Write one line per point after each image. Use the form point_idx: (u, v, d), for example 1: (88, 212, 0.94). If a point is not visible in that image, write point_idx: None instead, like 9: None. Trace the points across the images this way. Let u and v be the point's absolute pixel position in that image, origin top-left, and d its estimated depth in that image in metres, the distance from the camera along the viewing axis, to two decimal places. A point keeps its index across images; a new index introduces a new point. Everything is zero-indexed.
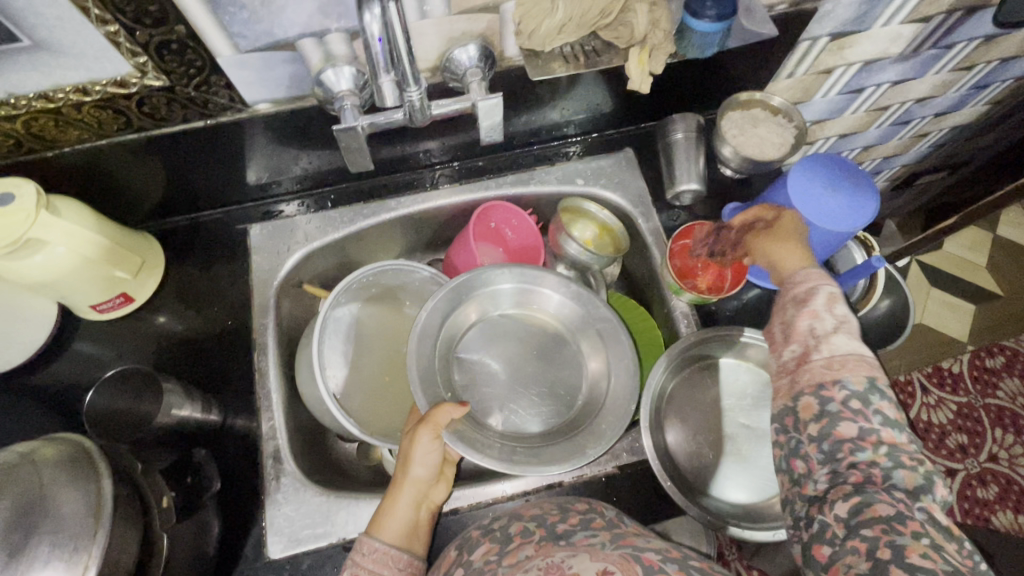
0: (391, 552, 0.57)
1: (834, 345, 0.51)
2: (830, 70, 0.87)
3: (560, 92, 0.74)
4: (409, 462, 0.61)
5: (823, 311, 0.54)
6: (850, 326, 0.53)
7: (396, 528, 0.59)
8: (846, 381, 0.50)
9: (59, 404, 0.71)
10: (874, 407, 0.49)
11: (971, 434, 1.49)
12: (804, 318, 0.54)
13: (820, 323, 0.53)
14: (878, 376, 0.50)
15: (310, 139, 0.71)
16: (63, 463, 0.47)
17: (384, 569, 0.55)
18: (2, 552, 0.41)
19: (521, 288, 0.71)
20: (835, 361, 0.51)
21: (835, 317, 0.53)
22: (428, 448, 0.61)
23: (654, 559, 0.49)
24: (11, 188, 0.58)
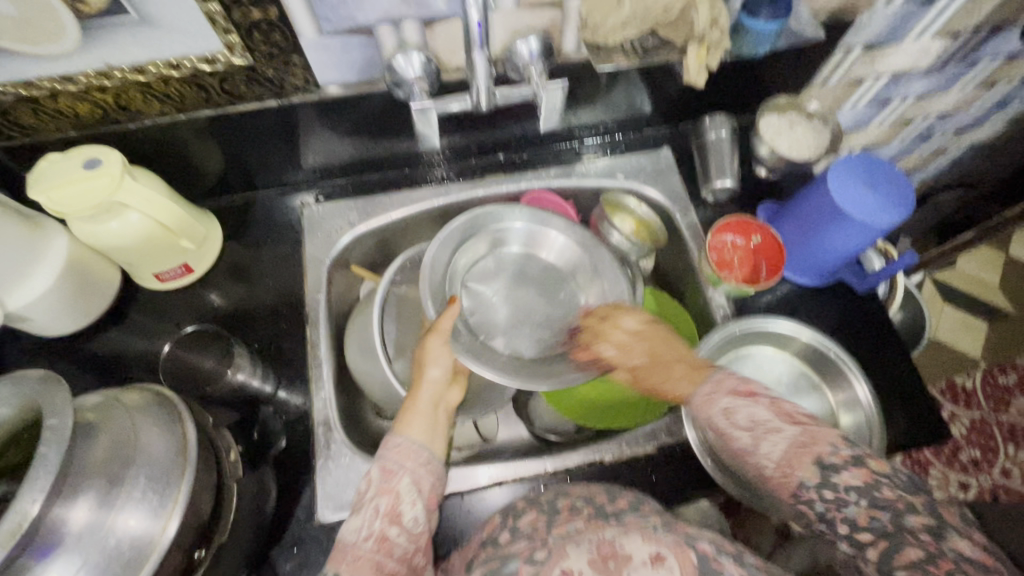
0: (413, 446, 0.56)
1: (768, 441, 0.52)
2: (860, 80, 0.91)
3: (608, 89, 0.78)
4: (422, 365, 0.63)
5: (751, 404, 0.54)
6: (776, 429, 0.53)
7: (420, 426, 0.58)
8: (803, 480, 0.50)
9: (115, 370, 0.73)
10: (837, 483, 0.49)
11: (984, 449, 1.51)
12: (743, 412, 0.54)
13: (753, 414, 0.53)
14: (823, 453, 0.50)
15: (371, 125, 0.75)
16: (147, 406, 0.49)
17: (408, 461, 0.55)
18: (103, 481, 0.43)
19: (528, 227, 0.76)
20: (782, 459, 0.52)
21: (746, 425, 0.53)
22: (441, 348, 0.63)
23: (709, 549, 0.49)
24: (99, 155, 0.61)
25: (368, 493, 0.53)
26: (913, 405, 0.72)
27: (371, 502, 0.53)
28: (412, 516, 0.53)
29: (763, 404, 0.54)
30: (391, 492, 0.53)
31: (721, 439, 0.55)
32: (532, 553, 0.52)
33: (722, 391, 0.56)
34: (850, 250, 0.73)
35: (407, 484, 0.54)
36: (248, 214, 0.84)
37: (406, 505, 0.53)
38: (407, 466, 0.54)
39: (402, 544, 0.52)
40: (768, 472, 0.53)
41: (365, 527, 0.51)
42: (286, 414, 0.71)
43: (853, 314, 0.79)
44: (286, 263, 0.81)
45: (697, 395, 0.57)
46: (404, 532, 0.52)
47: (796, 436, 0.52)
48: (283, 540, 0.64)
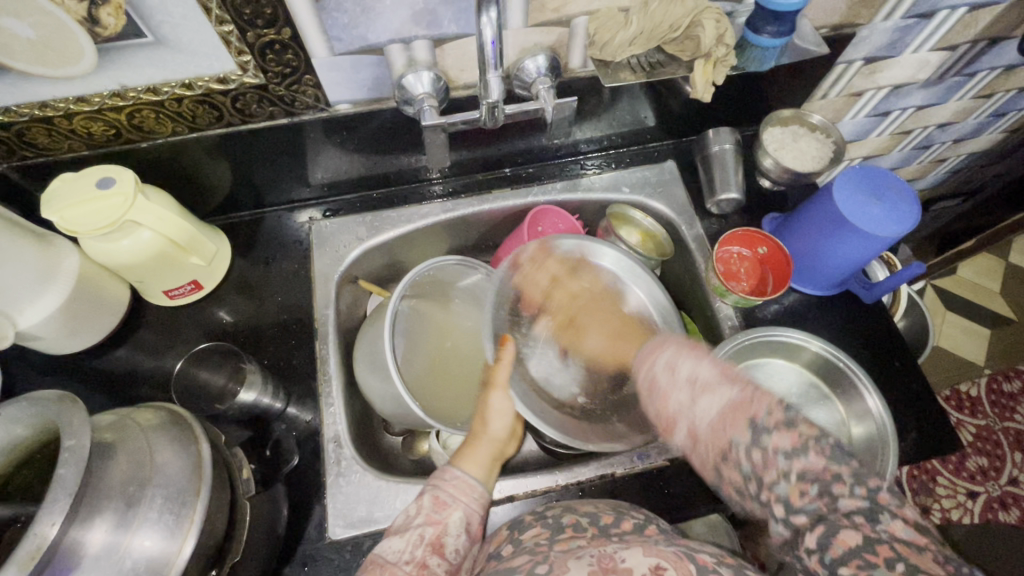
0: (469, 481, 0.59)
1: (702, 409, 0.54)
2: (860, 93, 0.92)
3: (613, 104, 0.79)
4: (484, 419, 0.66)
5: (693, 359, 0.57)
6: (704, 382, 0.54)
7: (479, 464, 0.62)
8: (736, 438, 0.51)
9: (125, 387, 0.73)
10: (767, 446, 0.49)
11: (990, 457, 1.50)
12: (671, 376, 0.57)
13: (694, 369, 0.56)
14: (756, 415, 0.51)
15: (380, 141, 0.76)
16: (161, 425, 0.49)
17: (462, 496, 0.57)
18: (120, 501, 0.43)
19: (583, 247, 0.76)
20: (713, 422, 0.53)
21: (684, 383, 0.56)
22: (504, 402, 0.67)
23: (708, 560, 0.48)
24: (112, 174, 0.62)
25: (416, 520, 0.55)
26: (923, 415, 0.73)
27: (417, 528, 0.54)
28: (454, 547, 0.55)
29: (694, 363, 0.56)
30: (440, 523, 0.55)
31: (660, 396, 0.58)
32: (533, 567, 0.51)
33: (668, 348, 0.60)
34: (858, 261, 0.74)
35: (457, 518, 0.56)
36: (257, 230, 0.84)
37: (451, 537, 0.55)
38: (458, 500, 0.57)
39: (440, 573, 0.53)
40: (704, 435, 0.54)
41: (405, 550, 0.53)
42: (297, 431, 0.71)
43: (860, 324, 0.80)
44: (295, 279, 0.81)
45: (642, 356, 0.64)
46: (444, 563, 0.54)
47: (735, 396, 0.53)
48: (294, 558, 0.63)
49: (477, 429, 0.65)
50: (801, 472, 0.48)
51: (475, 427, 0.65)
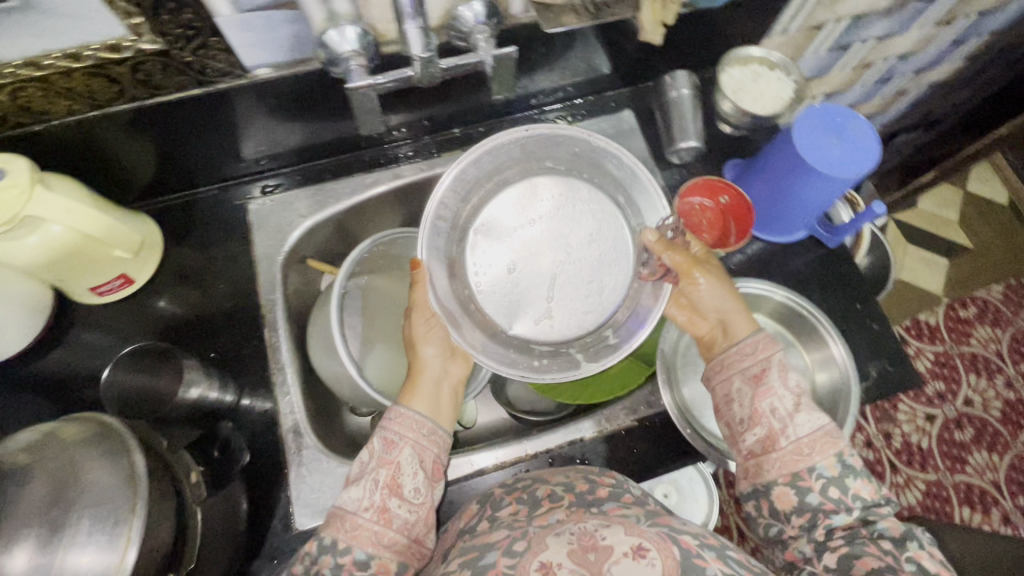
0: (418, 419, 0.60)
1: (798, 425, 0.59)
2: (820, 26, 0.88)
3: (562, 51, 0.73)
4: (415, 345, 0.66)
5: (784, 370, 0.61)
6: (803, 395, 0.60)
7: (424, 399, 0.62)
8: (818, 463, 0.57)
9: (62, 393, 0.68)
10: (851, 464, 0.58)
11: (947, 381, 1.57)
12: (764, 399, 0.60)
13: (797, 381, 0.61)
14: (842, 446, 0.58)
15: (311, 107, 0.69)
16: (89, 440, 0.45)
17: (408, 433, 0.59)
18: (43, 527, 0.40)
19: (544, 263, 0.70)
20: (809, 439, 0.58)
21: (790, 393, 0.60)
22: (426, 328, 0.66)
23: (690, 542, 0.49)
24: (1, 163, 0.55)
25: (370, 464, 0.57)
26: (883, 354, 0.74)
27: (372, 473, 0.57)
28: (412, 487, 0.57)
29: (798, 377, 0.62)
30: (393, 464, 0.57)
31: (756, 395, 0.60)
32: (511, 544, 0.50)
33: (745, 361, 0.62)
34: (819, 205, 0.72)
35: (408, 456, 0.58)
36: (191, 213, 0.78)
37: (406, 476, 0.57)
38: (406, 437, 0.59)
39: (402, 514, 0.56)
40: (787, 443, 0.58)
41: (365, 497, 0.56)
42: (253, 423, 0.68)
43: (822, 268, 0.79)
44: (238, 263, 0.76)
45: (751, 341, 0.63)
46: (405, 504, 0.56)
47: (825, 423, 0.59)
48: (262, 551, 0.62)
49: (413, 369, 0.64)
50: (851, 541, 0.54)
51: (415, 364, 0.65)
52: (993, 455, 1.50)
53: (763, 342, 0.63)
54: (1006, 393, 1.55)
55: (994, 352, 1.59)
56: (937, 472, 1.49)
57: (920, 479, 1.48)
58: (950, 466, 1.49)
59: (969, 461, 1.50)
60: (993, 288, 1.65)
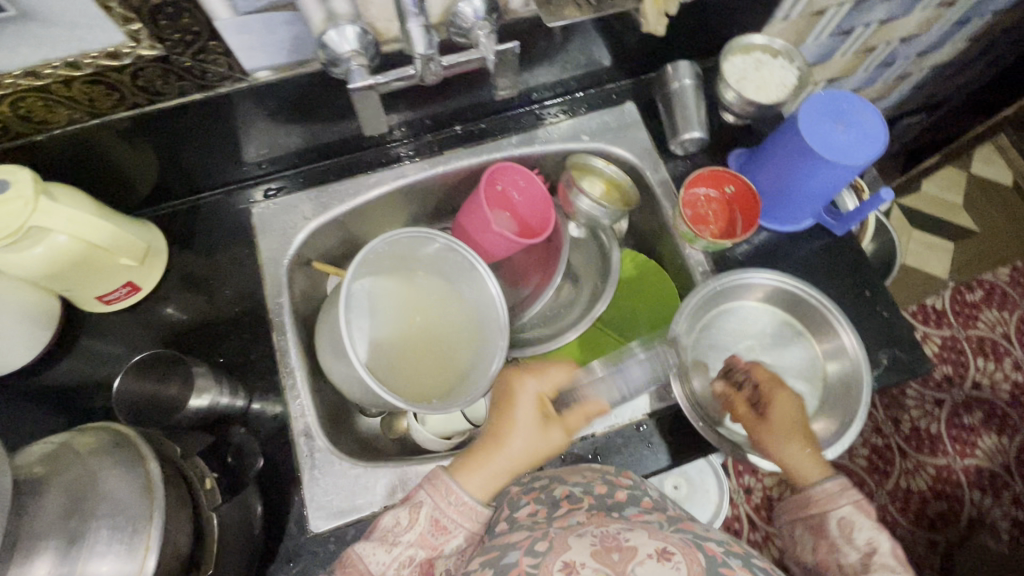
0: (467, 501, 0.58)
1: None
2: (822, 11, 0.87)
3: (562, 45, 0.73)
4: (511, 406, 0.62)
5: (875, 526, 0.57)
6: (877, 557, 0.55)
7: (481, 478, 0.59)
8: None
9: (73, 403, 0.68)
10: None
11: (955, 365, 1.56)
12: (825, 550, 0.57)
13: (872, 536, 0.56)
14: None
15: (312, 109, 0.69)
16: (105, 450, 0.45)
17: (462, 521, 0.57)
18: (62, 539, 0.40)
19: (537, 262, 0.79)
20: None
21: (864, 545, 0.56)
22: (524, 434, 0.61)
23: (715, 550, 0.49)
24: (5, 175, 0.54)
25: (405, 533, 0.56)
26: (893, 340, 0.73)
27: (406, 551, 0.56)
28: (447, 566, 0.56)
29: (875, 531, 0.56)
30: (433, 547, 0.56)
31: (822, 544, 0.57)
32: (533, 544, 0.50)
33: (833, 512, 0.58)
34: (827, 192, 0.72)
35: (453, 543, 0.57)
36: (194, 219, 0.78)
37: (443, 559, 0.57)
38: (440, 508, 0.57)
39: (450, 564, 0.57)
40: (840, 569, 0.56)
41: (393, 558, 0.56)
42: (264, 427, 0.68)
43: (830, 256, 0.78)
44: (242, 268, 0.76)
45: (829, 487, 0.59)
46: (444, 572, 0.56)
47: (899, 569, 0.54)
48: (278, 555, 0.62)
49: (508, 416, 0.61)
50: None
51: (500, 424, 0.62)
52: (1003, 438, 1.50)
53: (830, 495, 0.59)
54: (1015, 376, 1.55)
55: (1002, 335, 1.58)
56: (947, 456, 1.49)
57: (930, 464, 1.48)
58: (960, 450, 1.49)
59: (978, 444, 1.50)
60: (999, 270, 1.64)
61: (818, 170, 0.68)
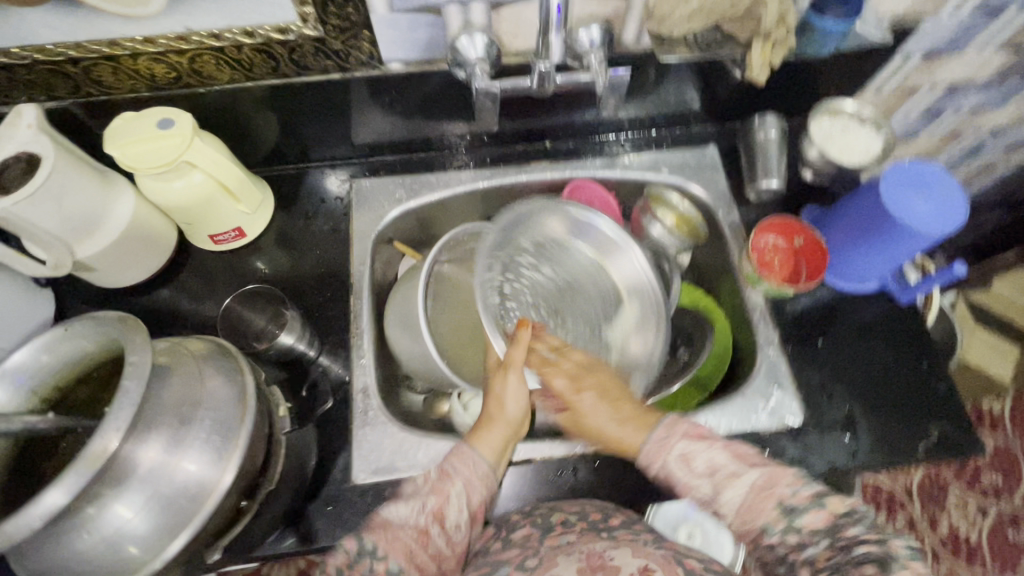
0: (476, 459, 0.60)
1: (731, 491, 0.53)
2: (914, 90, 0.90)
3: (662, 84, 0.79)
4: (500, 402, 0.64)
5: (707, 448, 0.56)
6: (719, 474, 0.54)
7: (489, 444, 0.62)
8: (765, 524, 0.51)
9: (167, 323, 0.76)
10: (801, 527, 0.50)
11: (1006, 475, 1.48)
12: (699, 459, 0.56)
13: (710, 457, 0.55)
14: (782, 495, 0.51)
15: (424, 103, 0.76)
16: (214, 357, 0.51)
17: (465, 469, 0.59)
18: (175, 419, 0.45)
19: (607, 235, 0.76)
20: (742, 508, 0.52)
21: (704, 471, 0.55)
22: (517, 385, 0.65)
23: (694, 565, 0.52)
24: (172, 115, 0.64)
25: (421, 489, 0.57)
26: (945, 416, 0.73)
27: (422, 496, 0.56)
28: (455, 521, 0.56)
29: (707, 456, 0.55)
30: (442, 493, 0.57)
31: (681, 487, 0.56)
32: (524, 561, 0.55)
33: (677, 433, 0.58)
34: (898, 256, 0.73)
35: (458, 491, 0.57)
36: (300, 184, 0.86)
37: (453, 508, 0.56)
38: (463, 473, 0.58)
39: (439, 543, 0.55)
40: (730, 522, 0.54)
41: (411, 516, 0.55)
42: (326, 378, 0.73)
43: (891, 323, 0.79)
44: (332, 234, 0.83)
45: (652, 442, 0.58)
46: (444, 534, 0.56)
47: (756, 479, 0.53)
48: (318, 497, 0.66)
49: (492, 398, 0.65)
50: (828, 539, 0.49)
51: (491, 407, 0.65)
52: None
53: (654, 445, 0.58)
54: None
55: None
56: (984, 569, 1.40)
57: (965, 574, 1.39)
58: (1000, 565, 1.40)
59: None
60: None
61: (893, 235, 0.70)
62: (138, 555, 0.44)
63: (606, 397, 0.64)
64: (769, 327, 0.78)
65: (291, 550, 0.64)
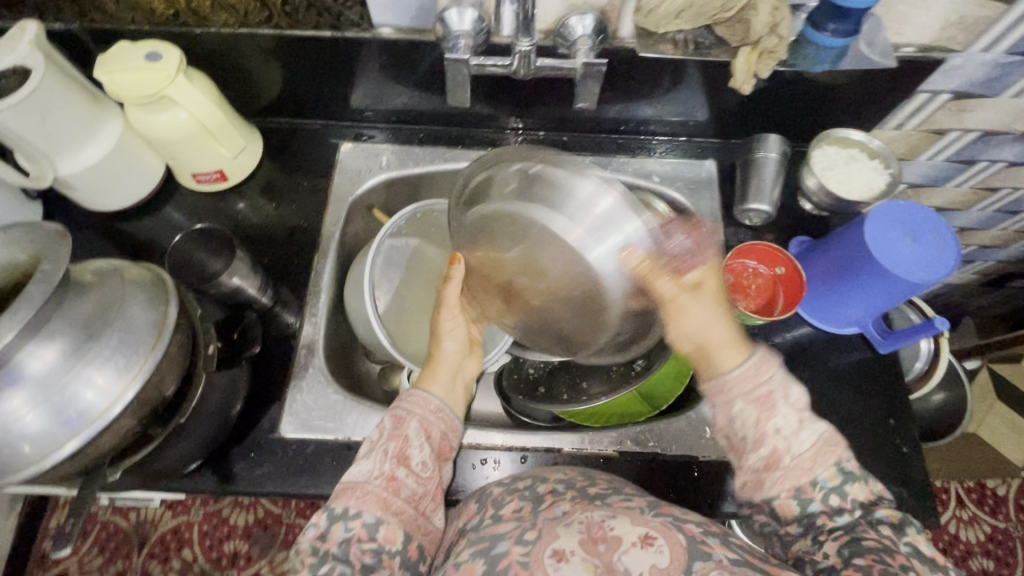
0: (426, 396, 0.59)
1: (800, 441, 0.51)
2: (942, 132, 0.84)
3: (660, 89, 0.76)
4: (439, 338, 0.65)
5: (782, 382, 0.54)
6: (802, 412, 0.53)
7: (441, 382, 0.62)
8: (820, 476, 0.50)
9: (140, 253, 0.78)
10: (847, 494, 0.50)
11: (999, 562, 1.38)
12: (765, 421, 0.52)
13: (791, 395, 0.53)
14: (842, 455, 0.51)
15: (415, 74, 0.76)
16: (144, 283, 0.53)
17: (417, 408, 0.58)
18: (81, 332, 0.47)
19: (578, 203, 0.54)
20: (811, 451, 0.51)
21: (792, 414, 0.52)
22: (452, 322, 0.65)
23: (695, 529, 0.49)
24: (162, 50, 0.66)
25: (379, 440, 0.55)
26: (902, 478, 0.68)
27: (381, 445, 0.55)
28: (419, 460, 0.55)
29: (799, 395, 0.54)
30: (401, 437, 0.55)
31: (759, 415, 0.53)
32: (521, 533, 0.50)
33: (754, 370, 0.54)
34: (880, 303, 0.68)
35: (416, 430, 0.56)
36: (293, 139, 0.87)
37: (414, 448, 0.55)
38: (414, 412, 0.58)
39: (410, 485, 0.54)
40: (789, 462, 0.51)
41: (375, 468, 0.53)
42: (277, 329, 0.75)
43: (867, 372, 0.74)
44: (313, 192, 0.84)
45: (739, 371, 0.54)
46: (412, 475, 0.54)
47: (825, 430, 0.52)
48: (243, 442, 0.67)
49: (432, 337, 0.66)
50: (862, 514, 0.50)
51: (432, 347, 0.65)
52: None
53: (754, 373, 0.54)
54: None
55: None
56: None
57: None
58: None
59: None
60: None
61: (874, 277, 0.65)
62: (29, 454, 0.46)
63: (683, 315, 0.58)
64: None
65: (207, 487, 0.65)
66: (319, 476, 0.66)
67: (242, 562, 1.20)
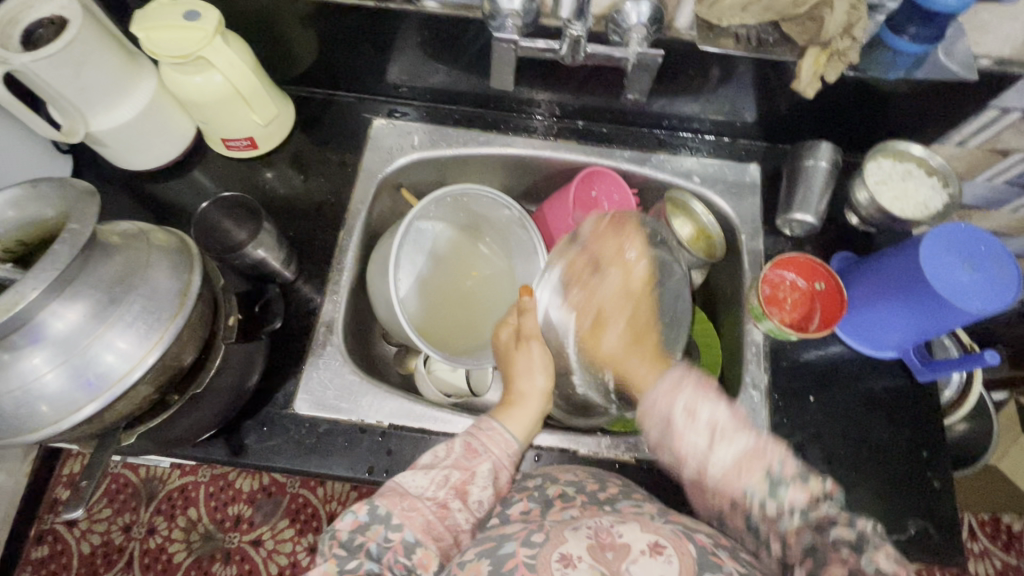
0: (505, 437, 0.56)
1: (719, 458, 0.53)
2: (1006, 153, 0.79)
3: (709, 86, 0.72)
4: (514, 375, 0.62)
5: (711, 402, 0.56)
6: (723, 428, 0.54)
7: (521, 421, 0.59)
8: (749, 488, 0.51)
9: (166, 215, 0.78)
10: (783, 501, 0.50)
11: None
12: (680, 422, 0.55)
13: (713, 414, 0.55)
14: (772, 465, 0.52)
15: (456, 53, 0.74)
16: (169, 249, 0.52)
17: (494, 447, 0.55)
18: (104, 296, 0.46)
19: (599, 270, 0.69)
20: (730, 469, 0.52)
21: (704, 427, 0.54)
22: (529, 356, 0.61)
23: (704, 541, 0.48)
24: (200, 9, 0.64)
25: (445, 461, 0.53)
26: (928, 512, 0.65)
27: (445, 468, 0.52)
28: (477, 500, 0.51)
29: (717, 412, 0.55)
30: (467, 468, 0.52)
31: (674, 436, 0.56)
32: (529, 535, 0.48)
33: (674, 394, 0.57)
34: (926, 329, 0.65)
35: (485, 469, 0.53)
36: (326, 111, 0.85)
37: (477, 487, 0.52)
38: (489, 450, 0.54)
39: (459, 518, 0.50)
40: (714, 478, 0.53)
41: (431, 488, 0.51)
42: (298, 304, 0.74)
43: (901, 399, 0.71)
44: (342, 166, 0.82)
45: (658, 391, 0.59)
46: (465, 512, 0.51)
47: (752, 441, 0.53)
48: (256, 415, 0.67)
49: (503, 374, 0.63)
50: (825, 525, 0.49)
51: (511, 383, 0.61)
52: None
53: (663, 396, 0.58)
54: None
55: None
56: None
57: None
58: None
59: None
60: None
61: (924, 302, 0.61)
62: (46, 414, 0.45)
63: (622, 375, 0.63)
64: (759, 368, 0.71)
65: (218, 457, 0.65)
66: (329, 456, 0.66)
67: (244, 526, 1.22)
